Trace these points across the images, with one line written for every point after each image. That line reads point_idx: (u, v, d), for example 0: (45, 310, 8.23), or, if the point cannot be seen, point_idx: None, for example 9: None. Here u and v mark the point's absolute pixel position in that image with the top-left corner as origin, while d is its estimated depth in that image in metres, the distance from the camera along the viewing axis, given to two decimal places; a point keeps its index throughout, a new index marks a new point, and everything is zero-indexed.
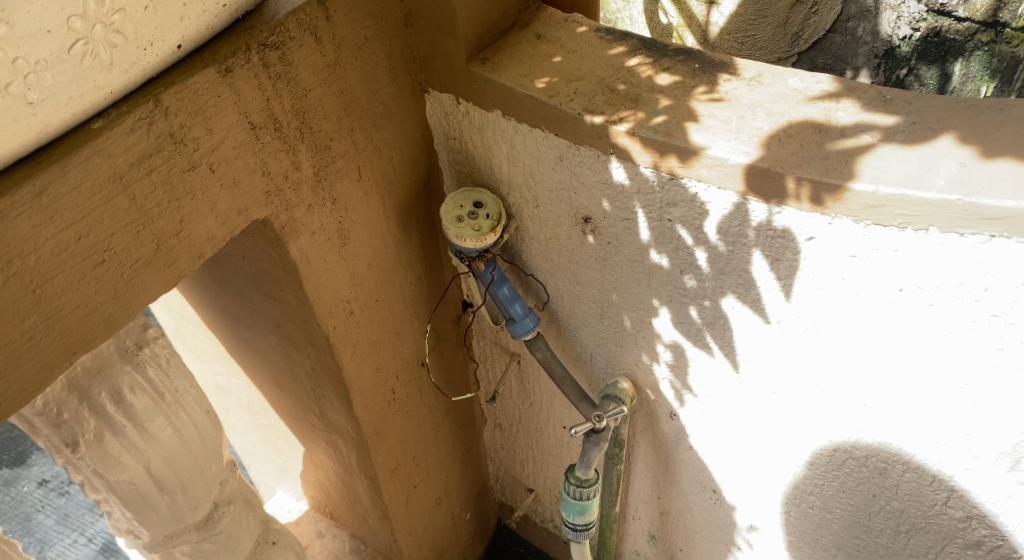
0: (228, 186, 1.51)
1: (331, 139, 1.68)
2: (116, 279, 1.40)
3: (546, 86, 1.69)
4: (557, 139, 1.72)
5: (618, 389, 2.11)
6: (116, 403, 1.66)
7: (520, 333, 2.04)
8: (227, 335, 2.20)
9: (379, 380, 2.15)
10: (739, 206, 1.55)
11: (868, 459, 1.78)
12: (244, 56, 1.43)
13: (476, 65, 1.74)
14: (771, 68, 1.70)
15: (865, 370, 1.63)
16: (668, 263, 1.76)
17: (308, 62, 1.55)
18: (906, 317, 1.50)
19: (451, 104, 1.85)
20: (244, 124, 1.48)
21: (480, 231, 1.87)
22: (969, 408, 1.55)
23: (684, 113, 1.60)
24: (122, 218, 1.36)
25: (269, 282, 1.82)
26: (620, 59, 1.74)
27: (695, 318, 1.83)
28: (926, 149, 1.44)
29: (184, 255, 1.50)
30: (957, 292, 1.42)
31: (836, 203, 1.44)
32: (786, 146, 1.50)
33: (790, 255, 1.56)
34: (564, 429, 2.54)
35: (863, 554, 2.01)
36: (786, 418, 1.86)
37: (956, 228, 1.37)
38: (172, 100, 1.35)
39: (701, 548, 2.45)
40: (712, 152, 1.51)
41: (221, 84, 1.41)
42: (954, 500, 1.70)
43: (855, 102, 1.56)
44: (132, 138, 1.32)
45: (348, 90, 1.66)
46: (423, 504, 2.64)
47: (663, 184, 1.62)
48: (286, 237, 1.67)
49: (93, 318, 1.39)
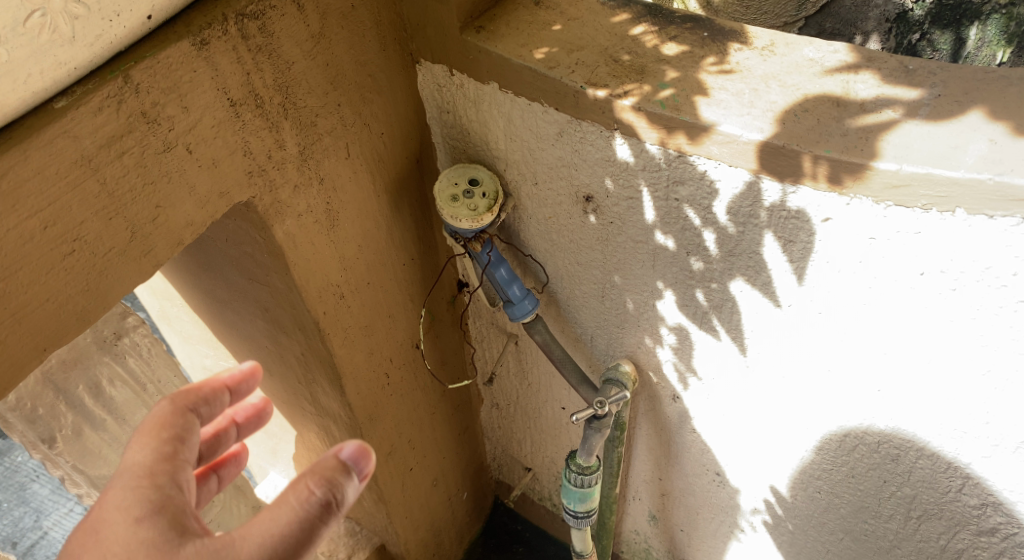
0: (207, 167, 1.40)
1: (317, 115, 1.57)
2: (89, 269, 1.30)
3: (545, 56, 1.59)
4: (557, 113, 1.62)
5: (620, 372, 2.03)
6: (96, 395, 1.67)
7: (519, 316, 1.96)
8: (212, 319, 2.11)
9: (373, 364, 2.07)
10: (751, 185, 1.46)
11: (880, 445, 1.72)
12: (221, 26, 1.33)
13: (470, 34, 1.64)
14: (785, 37, 1.61)
15: (882, 356, 1.56)
16: (674, 244, 1.68)
17: (290, 32, 1.44)
18: (927, 302, 1.43)
19: (444, 75, 1.75)
20: (223, 101, 1.38)
21: (476, 211, 1.78)
22: (991, 396, 1.48)
23: (693, 86, 1.50)
24: (94, 205, 1.26)
25: (255, 265, 1.73)
26: (623, 27, 1.64)
27: (701, 301, 1.75)
28: (955, 125, 1.35)
29: (162, 242, 1.40)
30: (982, 277, 1.35)
31: (857, 184, 1.36)
32: (802, 121, 1.41)
33: (804, 236, 1.47)
34: (563, 411, 2.47)
35: (870, 538, 1.96)
36: (797, 402, 1.79)
37: (985, 210, 1.28)
38: (143, 76, 1.25)
39: (702, 529, 2.41)
40: (723, 129, 1.42)
41: (197, 58, 1.31)
42: (969, 487, 1.65)
43: (875, 73, 1.47)
44: (101, 118, 1.22)
45: (334, 62, 1.55)
46: (419, 485, 2.59)
47: (670, 162, 1.53)
48: (271, 220, 1.57)
49: (64, 312, 1.29)
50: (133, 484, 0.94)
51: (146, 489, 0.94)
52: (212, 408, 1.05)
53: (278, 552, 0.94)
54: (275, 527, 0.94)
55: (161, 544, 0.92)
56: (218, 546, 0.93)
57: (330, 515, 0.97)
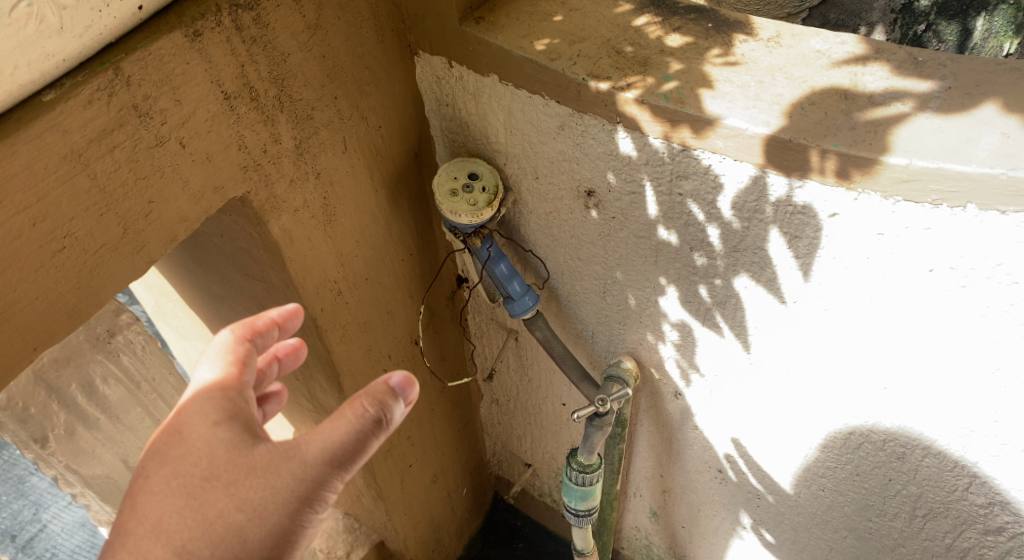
0: (201, 161, 1.37)
1: (313, 108, 1.54)
2: (80, 267, 1.27)
3: (546, 47, 1.56)
4: (558, 106, 1.58)
5: (621, 368, 2.01)
6: (88, 394, 1.66)
7: (519, 312, 1.93)
8: (208, 315, 2.08)
9: (371, 360, 2.04)
10: (757, 179, 1.43)
11: (885, 443, 1.69)
12: (214, 17, 1.29)
13: (469, 26, 1.61)
14: (791, 28, 1.58)
15: (889, 353, 1.53)
16: (677, 240, 1.65)
17: (286, 23, 1.41)
18: (936, 299, 1.40)
19: (443, 67, 1.72)
20: (217, 94, 1.35)
21: (475, 206, 1.75)
22: (1000, 394, 1.45)
23: (697, 78, 1.47)
24: (84, 200, 1.24)
25: (251, 261, 1.70)
26: (626, 18, 1.61)
27: (705, 297, 1.73)
28: (966, 118, 1.32)
29: (155, 238, 1.37)
30: (993, 274, 1.32)
31: (865, 178, 1.33)
32: (809, 115, 1.37)
33: (811, 232, 1.44)
34: (563, 407, 2.45)
35: (874, 536, 1.94)
36: (801, 399, 1.77)
37: (997, 205, 1.26)
38: (135, 68, 1.22)
39: (704, 526, 2.39)
40: (728, 122, 1.39)
41: (190, 50, 1.28)
42: (976, 486, 1.62)
43: (884, 65, 1.44)
44: (91, 112, 1.19)
45: (330, 54, 1.52)
46: (418, 482, 2.57)
47: (673, 156, 1.50)
48: (267, 215, 1.54)
49: (55, 311, 1.27)
50: (210, 392, 0.99)
51: (221, 396, 0.99)
52: (267, 338, 1.09)
53: (339, 457, 0.98)
54: (336, 433, 0.98)
55: (237, 444, 0.97)
56: (287, 446, 0.98)
57: (380, 431, 0.99)
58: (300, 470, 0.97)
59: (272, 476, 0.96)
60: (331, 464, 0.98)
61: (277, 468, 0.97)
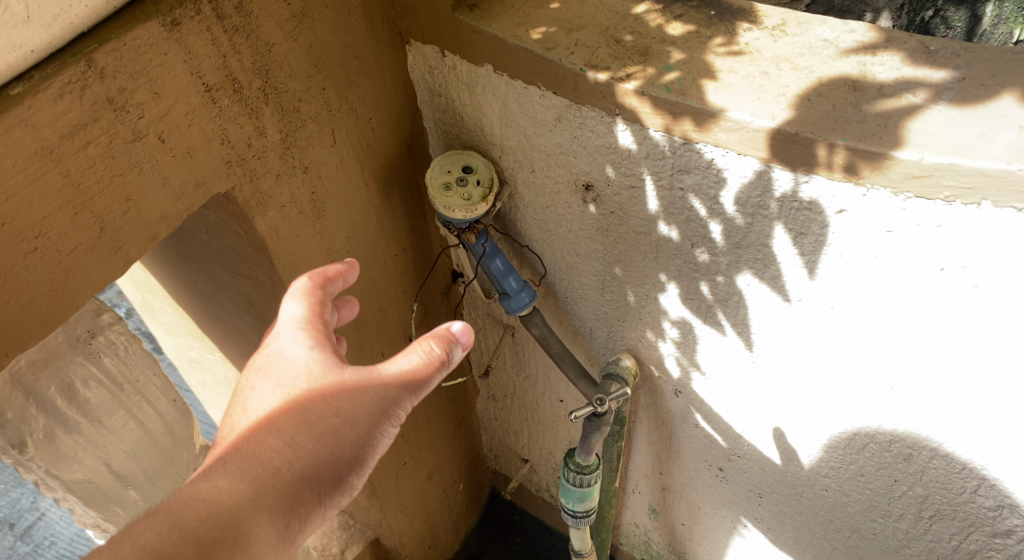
0: (181, 156, 1.31)
1: (299, 100, 1.48)
2: (53, 267, 1.21)
3: (543, 36, 1.50)
4: (555, 97, 1.52)
5: (620, 367, 1.95)
6: (69, 398, 1.59)
7: (515, 309, 1.87)
8: (196, 312, 2.03)
9: (364, 358, 1.99)
10: (761, 174, 1.38)
11: (891, 445, 1.64)
12: (193, 6, 1.23)
13: (463, 13, 1.55)
14: (797, 16, 1.52)
15: (897, 353, 1.48)
16: (678, 235, 1.59)
17: (270, 11, 1.35)
18: (947, 298, 1.35)
19: (436, 57, 1.65)
20: (198, 86, 1.29)
21: (470, 200, 1.70)
22: (1012, 396, 1.40)
23: (700, 69, 1.41)
24: (57, 198, 1.18)
25: (237, 258, 1.64)
26: (626, 5, 1.55)
27: (706, 294, 1.67)
28: (982, 111, 1.26)
29: (133, 237, 1.31)
30: (1008, 273, 1.26)
31: (875, 173, 1.27)
32: (817, 107, 1.32)
33: (817, 228, 1.39)
34: (560, 404, 2.40)
35: (879, 537, 1.89)
36: (805, 399, 1.72)
37: (1013, 202, 1.20)
38: (108, 60, 1.16)
39: (704, 523, 2.34)
40: (732, 115, 1.33)
41: (167, 40, 1.22)
42: (985, 489, 1.57)
43: (895, 54, 1.38)
44: (62, 105, 1.13)
45: (317, 44, 1.46)
46: (413, 479, 2.52)
47: (675, 149, 1.45)
48: (252, 212, 1.48)
49: (27, 314, 1.21)
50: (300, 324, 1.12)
51: (310, 326, 1.12)
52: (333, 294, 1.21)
53: (413, 381, 1.10)
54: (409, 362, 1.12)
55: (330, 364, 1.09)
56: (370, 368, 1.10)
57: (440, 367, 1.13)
58: (382, 388, 1.08)
59: (360, 390, 1.07)
60: (406, 388, 1.10)
61: (364, 385, 1.08)
